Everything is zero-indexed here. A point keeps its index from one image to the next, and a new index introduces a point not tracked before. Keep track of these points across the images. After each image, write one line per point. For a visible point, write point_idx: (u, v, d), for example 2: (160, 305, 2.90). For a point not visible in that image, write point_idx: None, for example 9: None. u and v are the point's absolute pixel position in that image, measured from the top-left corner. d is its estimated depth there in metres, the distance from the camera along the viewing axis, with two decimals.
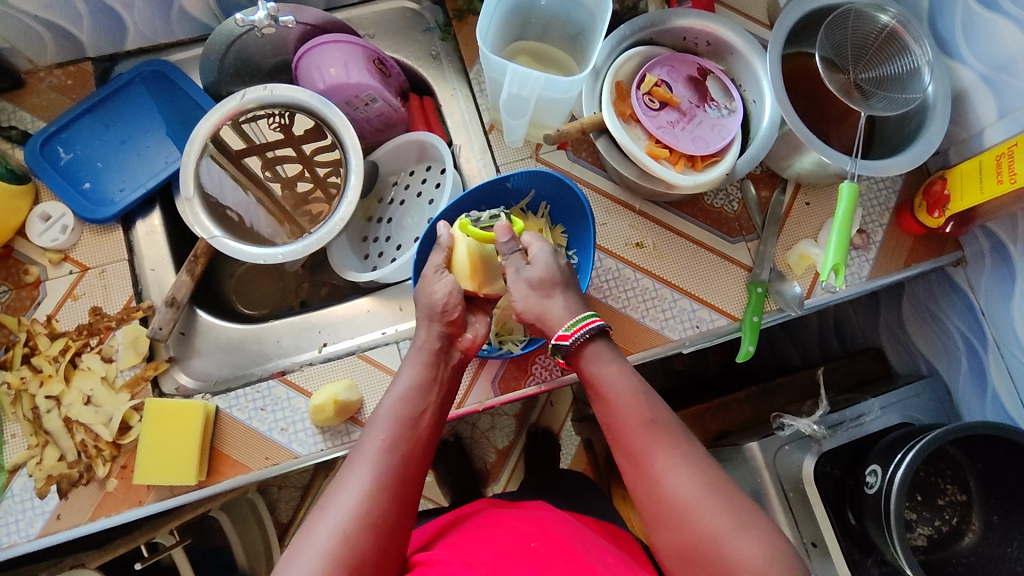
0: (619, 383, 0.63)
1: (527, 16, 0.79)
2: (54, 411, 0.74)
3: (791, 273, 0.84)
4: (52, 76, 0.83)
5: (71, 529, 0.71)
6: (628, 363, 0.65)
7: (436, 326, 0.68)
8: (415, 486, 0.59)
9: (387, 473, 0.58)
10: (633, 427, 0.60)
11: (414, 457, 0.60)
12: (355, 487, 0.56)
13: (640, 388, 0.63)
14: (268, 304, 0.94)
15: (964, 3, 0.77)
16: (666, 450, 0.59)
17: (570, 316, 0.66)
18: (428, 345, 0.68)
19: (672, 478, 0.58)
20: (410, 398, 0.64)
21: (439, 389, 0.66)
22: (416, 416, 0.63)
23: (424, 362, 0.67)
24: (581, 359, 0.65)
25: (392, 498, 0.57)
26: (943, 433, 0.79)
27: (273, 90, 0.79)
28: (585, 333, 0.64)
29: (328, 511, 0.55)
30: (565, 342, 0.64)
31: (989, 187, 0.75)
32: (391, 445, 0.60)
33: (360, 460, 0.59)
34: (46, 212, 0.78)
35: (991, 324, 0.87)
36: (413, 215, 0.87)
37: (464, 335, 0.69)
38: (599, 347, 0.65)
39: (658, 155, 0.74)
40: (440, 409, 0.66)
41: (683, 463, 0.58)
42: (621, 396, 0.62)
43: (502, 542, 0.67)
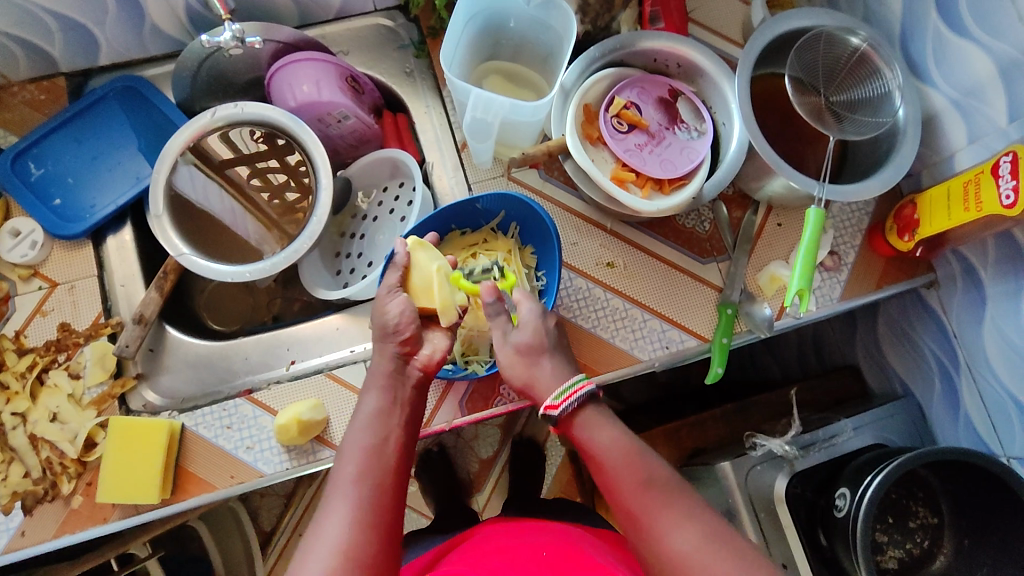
0: (613, 447, 0.63)
1: (498, 37, 0.79)
2: (20, 428, 0.74)
3: (762, 295, 0.84)
4: (25, 91, 0.83)
5: (35, 546, 0.71)
6: (621, 427, 0.65)
7: (389, 346, 0.68)
8: (395, 516, 0.59)
9: (362, 508, 0.57)
10: (627, 485, 0.61)
11: (387, 485, 0.59)
12: (334, 526, 0.56)
13: (634, 447, 0.63)
14: (239, 319, 0.94)
15: (933, 27, 0.77)
16: (661, 507, 0.59)
17: (557, 384, 0.65)
18: (382, 368, 0.67)
19: (676, 531, 0.57)
20: (373, 426, 0.63)
21: (401, 409, 0.66)
22: (383, 441, 0.62)
23: (381, 387, 0.66)
24: (573, 428, 0.65)
25: (372, 532, 0.56)
26: (913, 458, 0.79)
27: (243, 107, 0.79)
28: (574, 400, 0.64)
29: (310, 555, 0.54)
30: (553, 411, 0.64)
31: (956, 214, 0.75)
32: (361, 476, 0.59)
33: (334, 498, 0.58)
34: (16, 229, 0.78)
35: (963, 347, 0.87)
36: (385, 232, 0.88)
37: (421, 352, 0.69)
38: (590, 414, 0.65)
39: (624, 178, 0.75)
40: (406, 429, 0.65)
41: (683, 515, 0.58)
42: (616, 459, 0.62)
43: (514, 550, 0.69)
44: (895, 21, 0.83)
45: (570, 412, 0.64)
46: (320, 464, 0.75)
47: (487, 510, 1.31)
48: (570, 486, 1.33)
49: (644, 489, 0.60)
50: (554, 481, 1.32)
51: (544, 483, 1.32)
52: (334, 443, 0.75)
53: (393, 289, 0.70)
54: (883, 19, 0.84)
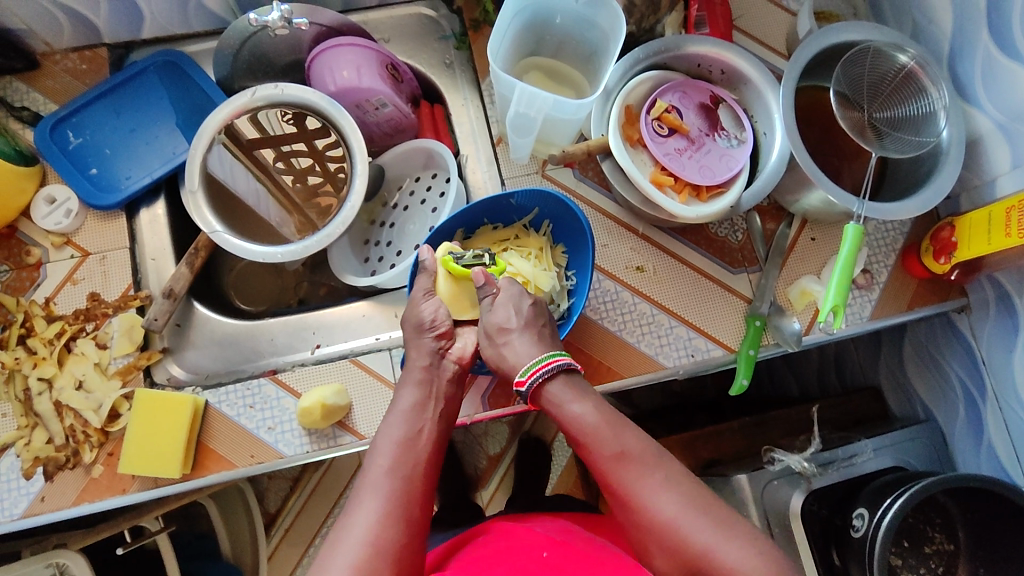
0: (588, 419, 0.63)
1: (542, 33, 0.79)
2: (45, 394, 0.74)
3: (791, 308, 0.83)
4: (67, 59, 0.83)
5: (53, 512, 0.71)
6: (594, 397, 0.65)
7: (426, 341, 0.69)
8: (424, 509, 0.59)
9: (395, 499, 0.57)
10: (604, 456, 0.62)
11: (419, 479, 0.60)
12: (365, 515, 0.56)
13: (607, 416, 0.64)
14: (266, 300, 0.95)
15: (984, 49, 0.76)
16: (641, 474, 0.60)
17: (526, 361, 0.66)
18: (419, 363, 0.68)
19: (656, 500, 0.59)
20: (407, 420, 0.64)
21: (435, 406, 0.66)
22: (416, 435, 0.63)
23: (417, 382, 0.67)
24: (545, 402, 0.66)
25: (401, 524, 0.56)
26: (934, 482, 0.78)
27: (284, 89, 0.79)
28: (543, 373, 0.65)
29: (339, 544, 0.54)
30: (523, 387, 0.66)
31: (997, 239, 0.74)
32: (395, 468, 0.59)
33: (366, 488, 0.58)
34: (52, 195, 0.79)
35: (990, 374, 0.86)
36: (416, 223, 0.87)
37: (454, 348, 0.71)
38: (560, 385, 0.65)
39: (662, 182, 0.75)
40: (438, 425, 0.66)
41: (660, 484, 0.60)
42: (587, 430, 0.63)
43: (516, 551, 0.68)
44: (944, 40, 0.81)
45: (539, 385, 0.65)
46: (340, 449, 0.75)
47: (491, 506, 1.31)
48: (577, 488, 1.32)
49: (620, 460, 0.61)
50: (562, 482, 1.32)
51: (551, 482, 1.32)
52: (356, 430, 0.75)
53: (426, 293, 0.71)
54: (933, 38, 0.83)
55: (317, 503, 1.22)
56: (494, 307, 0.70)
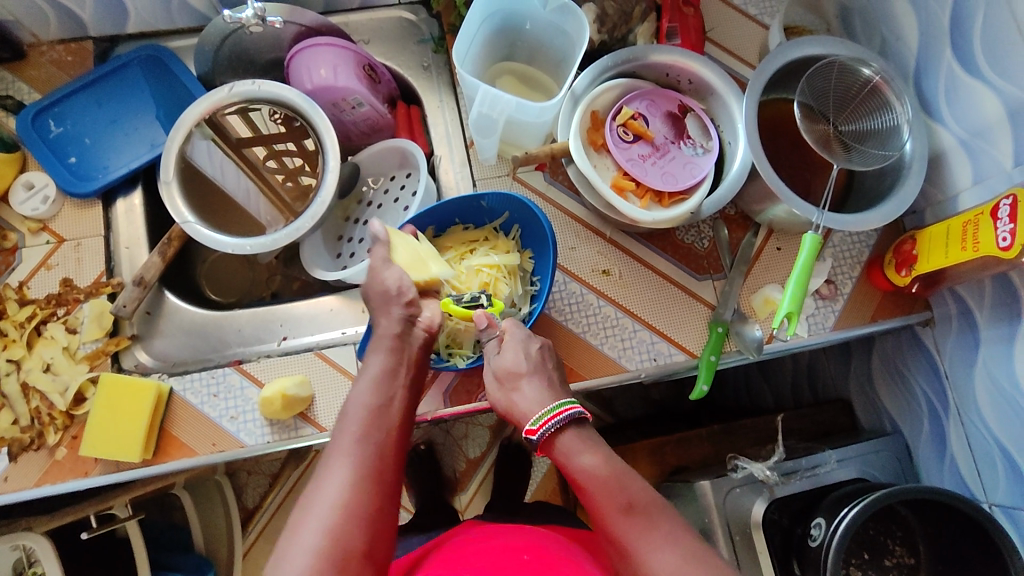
0: (596, 471, 0.64)
1: (514, 38, 0.81)
2: (13, 375, 0.76)
3: (754, 316, 0.84)
4: (53, 51, 0.86)
5: (15, 493, 0.72)
6: (602, 449, 0.65)
7: (395, 311, 0.70)
8: (393, 473, 0.62)
9: (365, 463, 0.60)
10: (610, 509, 0.62)
11: (389, 443, 0.63)
12: (337, 480, 0.58)
13: (617, 468, 0.64)
14: (237, 292, 0.96)
15: (947, 66, 0.77)
16: (643, 530, 0.60)
17: (539, 408, 0.68)
18: (389, 330, 0.70)
19: (658, 556, 0.59)
20: (379, 386, 0.66)
21: (405, 373, 0.69)
22: (386, 403, 0.65)
23: (388, 349, 0.69)
24: (555, 452, 0.67)
25: (372, 491, 0.59)
26: (888, 493, 0.79)
27: (260, 85, 0.81)
28: (555, 422, 0.66)
29: (311, 508, 0.57)
30: (534, 435, 0.67)
31: (954, 252, 0.75)
32: (366, 435, 0.62)
33: (336, 453, 0.61)
34: (30, 182, 0.81)
35: (953, 388, 0.86)
36: (387, 220, 0.89)
37: (423, 317, 0.72)
38: (571, 436, 0.66)
39: (624, 187, 0.76)
40: (408, 393, 0.68)
41: (663, 539, 0.60)
42: (598, 481, 0.63)
43: (493, 552, 0.70)
44: (910, 56, 0.83)
45: (550, 435, 0.66)
46: (301, 440, 0.75)
47: (468, 510, 1.32)
48: (555, 493, 1.33)
49: (628, 512, 0.61)
50: (539, 487, 1.32)
51: (529, 487, 1.32)
52: (317, 422, 0.76)
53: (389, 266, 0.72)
54: (900, 54, 0.84)
55: (295, 500, 1.23)
56: (501, 351, 0.72)
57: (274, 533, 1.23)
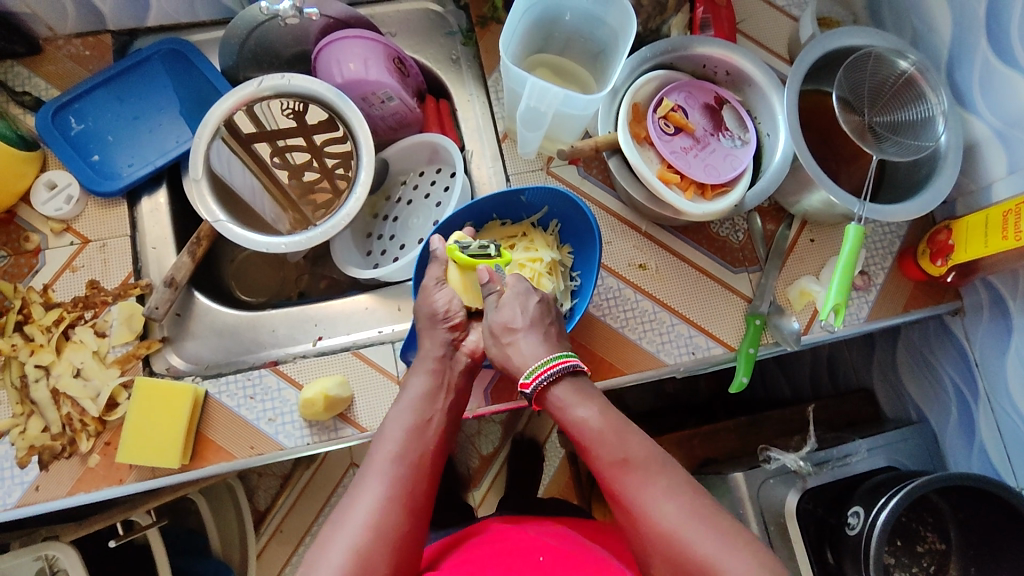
0: (591, 424, 0.61)
1: (550, 30, 0.79)
2: (42, 381, 0.73)
3: (790, 308, 0.84)
4: (70, 45, 0.83)
5: (48, 502, 0.70)
6: (598, 401, 0.63)
7: (440, 332, 0.69)
8: (427, 496, 0.61)
9: (399, 484, 0.59)
10: (606, 463, 0.60)
11: (425, 465, 0.62)
12: (368, 500, 0.58)
13: (613, 422, 0.61)
14: (266, 292, 0.94)
15: (983, 56, 0.78)
16: (642, 483, 0.59)
17: (532, 361, 0.65)
18: (432, 353, 0.69)
19: (657, 511, 0.57)
20: (418, 407, 0.65)
21: (446, 396, 0.67)
22: (424, 424, 0.64)
23: (429, 370, 0.68)
24: (549, 406, 0.64)
25: (404, 512, 0.58)
26: (928, 481, 0.79)
27: (291, 79, 0.79)
28: (547, 376, 0.63)
29: (340, 527, 0.56)
30: (528, 389, 0.64)
31: (993, 241, 0.75)
32: (402, 455, 0.61)
33: (370, 473, 0.60)
34: (52, 181, 0.78)
35: (983, 376, 0.87)
36: (419, 217, 0.87)
37: (468, 339, 0.71)
38: (565, 388, 0.63)
39: (669, 179, 0.75)
40: (447, 417, 0.67)
41: (664, 493, 0.58)
42: (592, 437, 0.61)
43: (513, 554, 0.68)
44: (943, 47, 0.83)
45: (543, 387, 0.63)
46: (342, 441, 0.74)
47: (481, 508, 1.30)
48: (570, 488, 1.33)
49: (624, 468, 0.59)
50: (553, 482, 1.32)
51: (543, 483, 1.32)
52: (357, 422, 0.75)
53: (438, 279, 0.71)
54: (932, 45, 0.84)
55: (308, 501, 1.22)
56: (499, 309, 0.68)
57: (291, 535, 1.21)
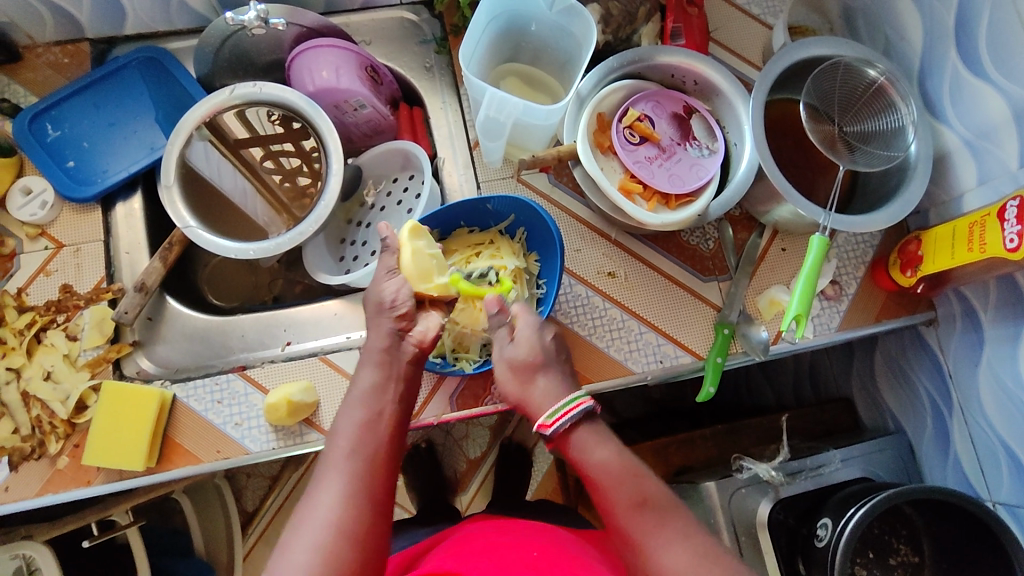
0: (610, 465, 0.61)
1: (519, 40, 0.80)
2: (13, 384, 0.75)
3: (759, 318, 0.84)
4: (49, 53, 0.84)
5: (17, 502, 0.71)
6: (613, 443, 0.63)
7: (385, 322, 0.67)
8: (386, 490, 0.60)
9: (356, 482, 0.58)
10: (622, 506, 0.60)
11: (379, 460, 0.60)
12: (326, 502, 0.56)
13: (629, 465, 0.62)
14: (239, 296, 0.96)
15: (952, 66, 0.77)
16: (655, 527, 0.59)
17: (553, 403, 0.64)
18: (378, 345, 0.67)
19: (669, 554, 0.57)
20: (367, 402, 0.64)
21: (396, 386, 0.66)
22: (375, 418, 0.63)
23: (376, 362, 0.66)
24: (566, 446, 0.63)
25: (364, 510, 0.57)
26: (896, 493, 0.79)
27: (261, 87, 0.80)
28: (568, 418, 0.62)
29: (300, 531, 0.55)
30: (547, 429, 0.63)
31: (960, 253, 0.75)
32: (354, 451, 0.60)
33: (326, 474, 0.59)
34: (27, 186, 0.79)
35: (957, 387, 0.87)
36: (391, 223, 0.88)
37: (415, 330, 0.69)
38: (585, 431, 0.63)
39: (631, 189, 0.76)
40: (400, 406, 0.65)
41: (676, 536, 0.58)
42: (610, 478, 0.61)
43: (505, 547, 0.67)
44: (915, 57, 0.83)
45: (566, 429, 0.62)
46: (306, 446, 0.75)
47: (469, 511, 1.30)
48: (556, 493, 1.33)
49: (640, 509, 0.59)
50: (540, 486, 1.32)
51: (531, 486, 1.30)
52: (322, 427, 0.76)
53: (392, 270, 0.70)
54: (903, 55, 0.84)
55: (296, 503, 1.23)
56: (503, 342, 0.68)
57: (275, 536, 1.22)
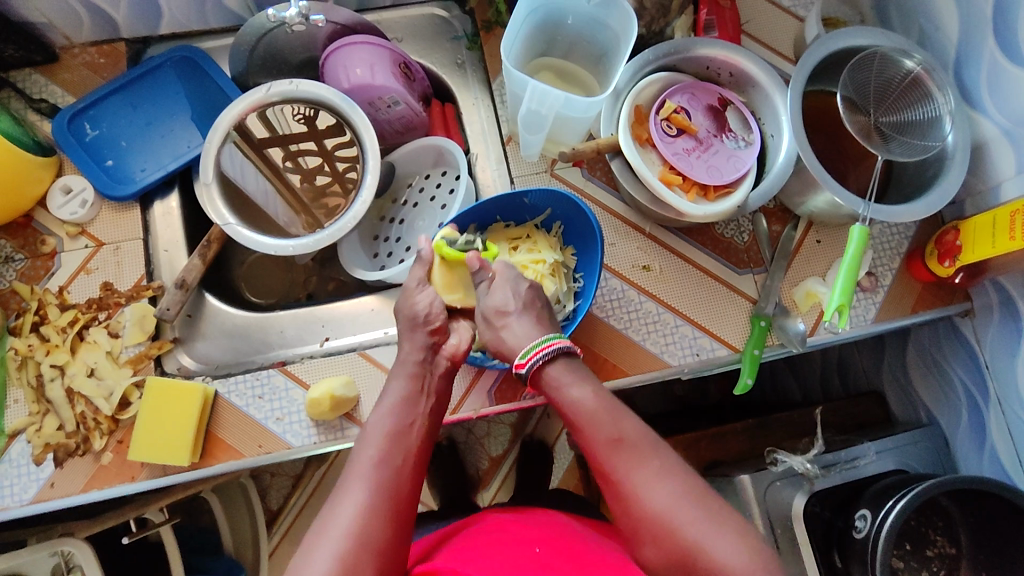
0: (585, 404, 0.62)
1: (553, 34, 0.80)
2: (57, 381, 0.75)
3: (796, 310, 0.84)
4: (86, 53, 0.85)
5: (63, 498, 0.72)
6: (592, 382, 0.64)
7: (420, 335, 0.68)
8: (410, 502, 0.60)
9: (381, 494, 0.58)
10: (601, 441, 0.61)
11: (407, 471, 0.61)
12: (349, 508, 0.57)
13: (606, 403, 0.63)
14: (276, 294, 0.96)
15: (990, 55, 0.77)
16: (636, 462, 0.60)
17: (529, 342, 0.66)
18: (413, 357, 0.68)
19: (650, 488, 0.59)
20: (398, 412, 0.64)
21: (426, 400, 0.67)
22: (406, 428, 0.63)
23: (409, 374, 0.67)
24: (544, 385, 0.65)
25: (388, 518, 0.57)
26: (934, 484, 0.78)
27: (298, 85, 0.80)
28: (543, 356, 0.64)
29: (323, 535, 0.56)
30: (524, 369, 0.65)
31: (1001, 242, 0.75)
32: (382, 463, 0.60)
33: (352, 480, 0.59)
34: (67, 186, 0.80)
35: (994, 379, 0.86)
36: (425, 219, 0.89)
37: (449, 342, 0.70)
38: (559, 369, 0.65)
39: (671, 181, 0.76)
40: (428, 419, 0.66)
41: (657, 473, 0.59)
42: (587, 416, 0.62)
43: (508, 544, 0.67)
44: (951, 46, 0.82)
45: (539, 367, 0.64)
46: (346, 441, 0.75)
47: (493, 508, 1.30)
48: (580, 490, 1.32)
49: (618, 446, 0.61)
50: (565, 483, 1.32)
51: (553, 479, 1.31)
52: (362, 422, 0.76)
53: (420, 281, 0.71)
54: (939, 44, 0.84)
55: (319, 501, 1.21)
56: (491, 291, 0.69)
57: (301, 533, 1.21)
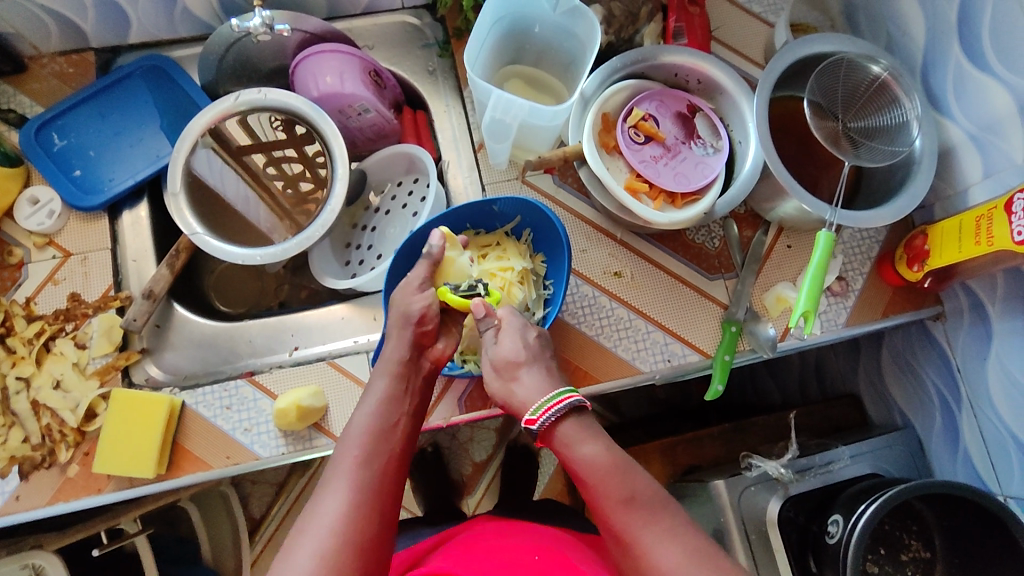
0: (597, 462, 0.60)
1: (521, 42, 0.80)
2: (23, 393, 0.75)
3: (766, 314, 0.84)
4: (54, 63, 0.85)
5: (27, 511, 0.71)
6: (605, 437, 0.62)
7: (408, 334, 0.68)
8: (394, 502, 0.59)
9: (364, 492, 0.57)
10: (613, 500, 0.59)
11: (390, 469, 0.60)
12: (333, 507, 0.55)
13: (618, 460, 0.60)
14: (245, 303, 0.96)
15: (955, 61, 0.78)
16: (646, 522, 0.58)
17: (540, 397, 0.63)
18: (398, 355, 0.67)
19: (661, 549, 0.57)
20: (381, 410, 0.63)
21: (411, 398, 0.66)
22: (389, 428, 0.63)
23: (393, 372, 0.66)
24: (554, 441, 0.62)
25: (370, 517, 0.56)
26: (907, 488, 0.78)
27: (266, 93, 0.80)
28: (554, 412, 0.62)
29: (305, 535, 0.54)
30: (534, 425, 0.63)
31: (967, 247, 0.75)
32: (365, 461, 0.59)
33: (335, 479, 0.58)
34: (35, 196, 0.80)
35: (965, 382, 0.86)
36: (396, 226, 0.89)
37: (436, 346, 0.71)
38: (572, 427, 0.62)
39: (637, 189, 0.76)
40: (412, 418, 0.65)
41: (666, 533, 0.57)
42: (598, 475, 0.60)
43: (508, 551, 0.67)
44: (917, 52, 0.83)
45: (550, 424, 0.62)
46: (315, 451, 0.75)
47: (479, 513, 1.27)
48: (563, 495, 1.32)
49: (630, 505, 0.58)
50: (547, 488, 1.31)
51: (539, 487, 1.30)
52: (331, 431, 0.76)
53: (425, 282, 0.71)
54: (905, 50, 0.84)
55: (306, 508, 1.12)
56: (500, 338, 0.68)
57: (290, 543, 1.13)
